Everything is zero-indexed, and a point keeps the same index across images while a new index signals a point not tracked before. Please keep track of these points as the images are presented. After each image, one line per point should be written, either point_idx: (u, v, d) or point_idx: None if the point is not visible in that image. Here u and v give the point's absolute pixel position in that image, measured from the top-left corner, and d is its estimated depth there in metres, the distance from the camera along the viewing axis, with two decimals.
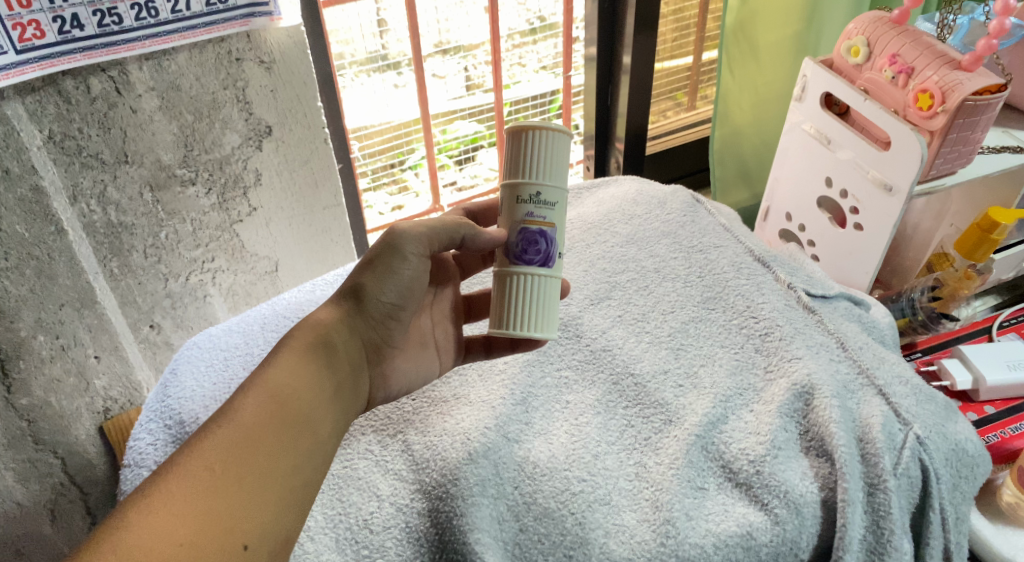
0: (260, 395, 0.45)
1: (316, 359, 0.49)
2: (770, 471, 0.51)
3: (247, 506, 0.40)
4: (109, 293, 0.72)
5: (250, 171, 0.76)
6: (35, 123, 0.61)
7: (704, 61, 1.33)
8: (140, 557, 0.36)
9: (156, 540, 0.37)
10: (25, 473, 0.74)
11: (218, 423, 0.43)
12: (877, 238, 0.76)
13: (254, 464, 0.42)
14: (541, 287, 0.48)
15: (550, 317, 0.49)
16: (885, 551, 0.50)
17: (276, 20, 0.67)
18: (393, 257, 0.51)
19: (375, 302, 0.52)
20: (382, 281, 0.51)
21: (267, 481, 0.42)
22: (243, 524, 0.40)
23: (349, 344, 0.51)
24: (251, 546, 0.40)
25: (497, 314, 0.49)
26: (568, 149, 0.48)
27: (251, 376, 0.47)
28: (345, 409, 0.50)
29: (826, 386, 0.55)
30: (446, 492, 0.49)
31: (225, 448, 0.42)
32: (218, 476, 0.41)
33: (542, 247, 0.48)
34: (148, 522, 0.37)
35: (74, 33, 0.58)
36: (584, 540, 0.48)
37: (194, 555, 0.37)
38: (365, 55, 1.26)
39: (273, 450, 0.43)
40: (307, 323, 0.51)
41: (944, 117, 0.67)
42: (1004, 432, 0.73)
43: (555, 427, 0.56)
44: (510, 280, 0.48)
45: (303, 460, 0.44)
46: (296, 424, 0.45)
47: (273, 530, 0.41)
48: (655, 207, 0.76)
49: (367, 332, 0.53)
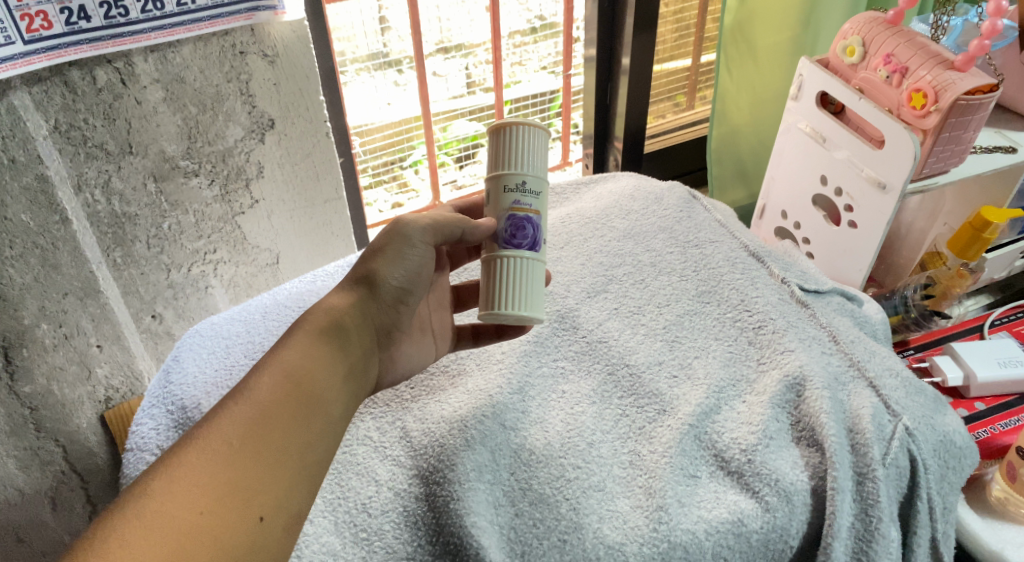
0: (275, 374, 0.47)
1: (328, 342, 0.50)
2: (761, 460, 0.52)
3: (263, 480, 0.42)
4: (112, 283, 0.73)
5: (253, 163, 0.77)
6: (41, 113, 0.62)
7: (703, 62, 1.35)
8: (161, 523, 0.38)
9: (177, 510, 0.39)
10: (27, 461, 0.74)
11: (235, 400, 0.45)
12: (871, 235, 0.77)
13: (269, 440, 0.43)
14: (528, 269, 0.50)
15: (537, 298, 0.50)
16: (873, 538, 0.51)
17: (279, 14, 0.68)
18: (404, 245, 0.53)
19: (386, 286, 0.54)
20: (392, 266, 0.53)
21: (282, 456, 0.43)
22: (259, 497, 0.41)
23: (360, 328, 0.53)
24: (267, 517, 0.41)
25: (486, 297, 0.50)
26: (546, 142, 0.51)
27: (267, 357, 0.48)
28: (355, 392, 0.51)
29: (817, 378, 0.56)
30: (444, 476, 0.50)
31: (242, 424, 0.43)
32: (235, 451, 0.42)
33: (529, 231, 0.50)
34: (169, 493, 0.39)
35: (81, 24, 0.59)
36: (578, 525, 0.49)
37: (212, 525, 0.39)
38: (367, 53, 1.27)
39: (287, 428, 0.45)
40: (319, 308, 0.52)
41: (937, 116, 0.68)
42: (994, 427, 0.74)
43: (551, 415, 0.57)
44: (498, 263, 0.50)
45: (316, 438, 0.46)
46: (309, 403, 0.46)
47: (287, 503, 0.42)
48: (652, 203, 0.77)
49: (378, 316, 0.54)
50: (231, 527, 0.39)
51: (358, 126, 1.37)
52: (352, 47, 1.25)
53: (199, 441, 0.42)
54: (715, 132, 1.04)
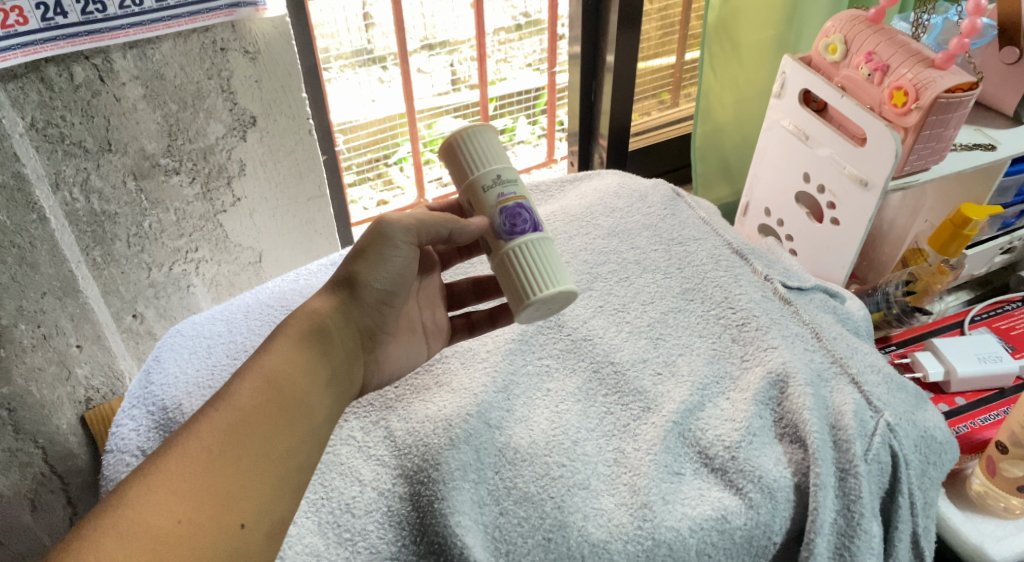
0: (256, 379, 0.46)
1: (310, 346, 0.50)
2: (745, 457, 0.53)
3: (245, 486, 0.42)
4: (92, 282, 0.72)
5: (235, 160, 0.76)
6: (17, 110, 0.60)
7: (687, 60, 1.35)
8: (138, 531, 0.37)
9: (156, 517, 0.38)
10: (5, 462, 0.73)
11: (215, 406, 0.44)
12: (853, 232, 0.78)
13: (250, 446, 0.43)
14: (541, 246, 0.50)
15: (564, 270, 0.50)
16: (855, 533, 0.51)
17: (260, 10, 0.67)
18: (385, 245, 0.52)
19: (369, 288, 0.53)
20: (374, 268, 0.53)
21: (263, 462, 0.43)
22: (239, 503, 0.41)
23: (343, 330, 0.52)
24: (247, 523, 0.41)
25: (516, 295, 0.49)
26: (496, 135, 0.52)
27: (248, 362, 0.48)
28: (339, 395, 0.51)
29: (800, 375, 0.56)
30: (428, 476, 0.50)
31: (222, 430, 0.43)
32: (215, 457, 0.42)
33: (526, 214, 0.50)
34: (148, 499, 0.39)
35: (58, 20, 0.58)
36: (562, 523, 0.49)
37: (192, 532, 0.38)
38: (351, 49, 1.26)
39: (268, 433, 0.44)
40: (301, 311, 0.52)
41: (918, 114, 0.68)
42: (974, 422, 0.75)
43: (536, 413, 0.57)
44: (514, 255, 0.49)
45: (299, 443, 0.45)
46: (291, 408, 0.46)
47: (269, 510, 0.42)
48: (637, 200, 0.78)
49: (361, 318, 0.54)
50: (211, 534, 0.39)
51: (342, 123, 1.36)
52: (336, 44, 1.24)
53: (179, 446, 0.42)
54: (699, 130, 1.05)
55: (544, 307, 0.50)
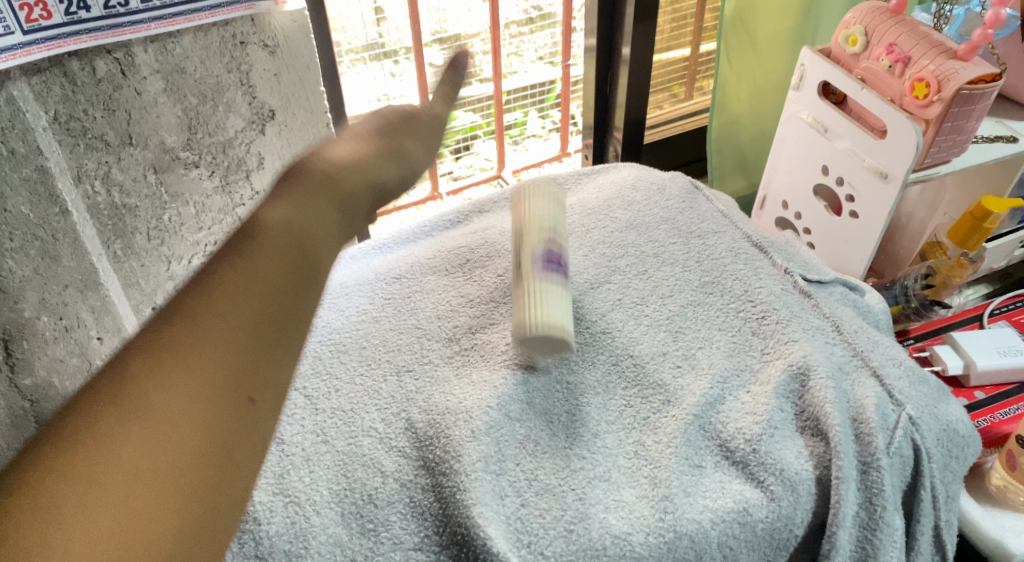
0: (250, 255, 0.46)
1: (324, 203, 0.52)
2: (766, 450, 0.52)
3: (245, 361, 0.41)
4: (113, 275, 0.71)
5: (253, 155, 0.77)
6: (41, 103, 0.60)
7: (702, 52, 1.34)
8: (139, 415, 0.37)
9: (157, 403, 0.37)
10: None
11: (214, 283, 0.44)
12: (872, 225, 0.77)
13: (248, 325, 0.43)
14: (554, 293, 0.59)
15: (566, 319, 0.58)
16: (877, 527, 0.51)
17: (279, 4, 0.70)
18: (411, 119, 0.59)
19: (386, 157, 0.57)
20: (393, 143, 0.58)
21: (263, 338, 0.43)
22: (243, 379, 0.40)
23: (355, 185, 0.55)
24: (256, 399, 0.40)
25: (520, 319, 0.58)
26: None
27: (251, 235, 0.49)
28: (342, 245, 0.52)
29: (822, 368, 0.56)
30: (450, 467, 0.50)
31: (219, 307, 0.43)
32: (213, 335, 0.41)
33: (556, 265, 0.63)
34: (146, 386, 0.38)
35: (81, 14, 0.58)
36: (584, 515, 0.49)
37: (195, 414, 0.38)
38: (364, 43, 1.24)
39: (266, 308, 0.44)
40: (318, 160, 0.56)
41: (939, 105, 0.68)
42: (994, 416, 0.75)
43: (558, 406, 0.57)
44: (532, 288, 0.59)
45: (297, 316, 0.45)
46: (302, 289, 0.47)
47: (271, 382, 0.42)
48: (655, 193, 0.77)
49: (376, 183, 0.57)
50: (217, 414, 0.38)
51: None
52: (349, 37, 1.21)
53: (175, 327, 0.41)
54: (715, 122, 1.04)
55: (544, 346, 0.57)
